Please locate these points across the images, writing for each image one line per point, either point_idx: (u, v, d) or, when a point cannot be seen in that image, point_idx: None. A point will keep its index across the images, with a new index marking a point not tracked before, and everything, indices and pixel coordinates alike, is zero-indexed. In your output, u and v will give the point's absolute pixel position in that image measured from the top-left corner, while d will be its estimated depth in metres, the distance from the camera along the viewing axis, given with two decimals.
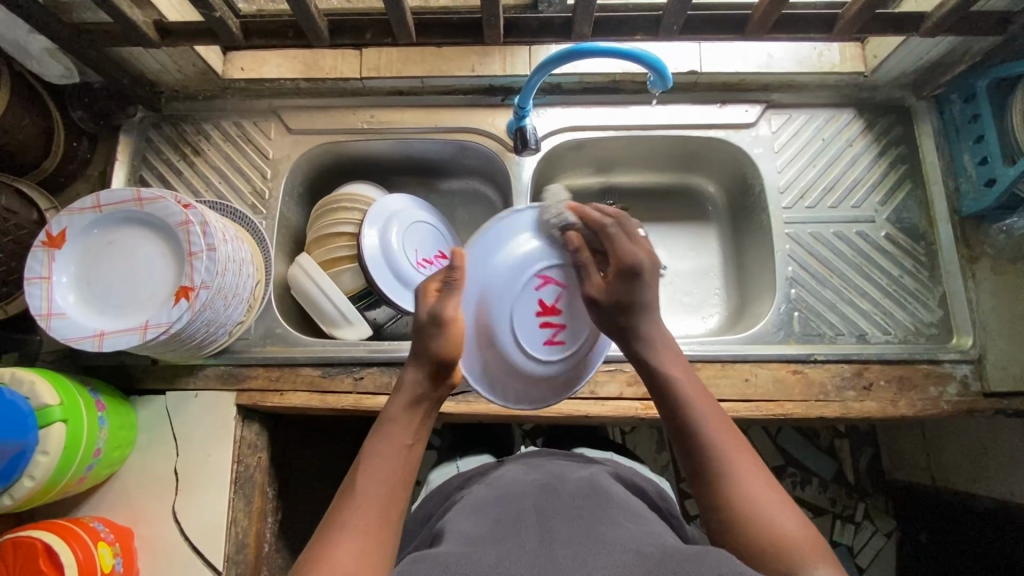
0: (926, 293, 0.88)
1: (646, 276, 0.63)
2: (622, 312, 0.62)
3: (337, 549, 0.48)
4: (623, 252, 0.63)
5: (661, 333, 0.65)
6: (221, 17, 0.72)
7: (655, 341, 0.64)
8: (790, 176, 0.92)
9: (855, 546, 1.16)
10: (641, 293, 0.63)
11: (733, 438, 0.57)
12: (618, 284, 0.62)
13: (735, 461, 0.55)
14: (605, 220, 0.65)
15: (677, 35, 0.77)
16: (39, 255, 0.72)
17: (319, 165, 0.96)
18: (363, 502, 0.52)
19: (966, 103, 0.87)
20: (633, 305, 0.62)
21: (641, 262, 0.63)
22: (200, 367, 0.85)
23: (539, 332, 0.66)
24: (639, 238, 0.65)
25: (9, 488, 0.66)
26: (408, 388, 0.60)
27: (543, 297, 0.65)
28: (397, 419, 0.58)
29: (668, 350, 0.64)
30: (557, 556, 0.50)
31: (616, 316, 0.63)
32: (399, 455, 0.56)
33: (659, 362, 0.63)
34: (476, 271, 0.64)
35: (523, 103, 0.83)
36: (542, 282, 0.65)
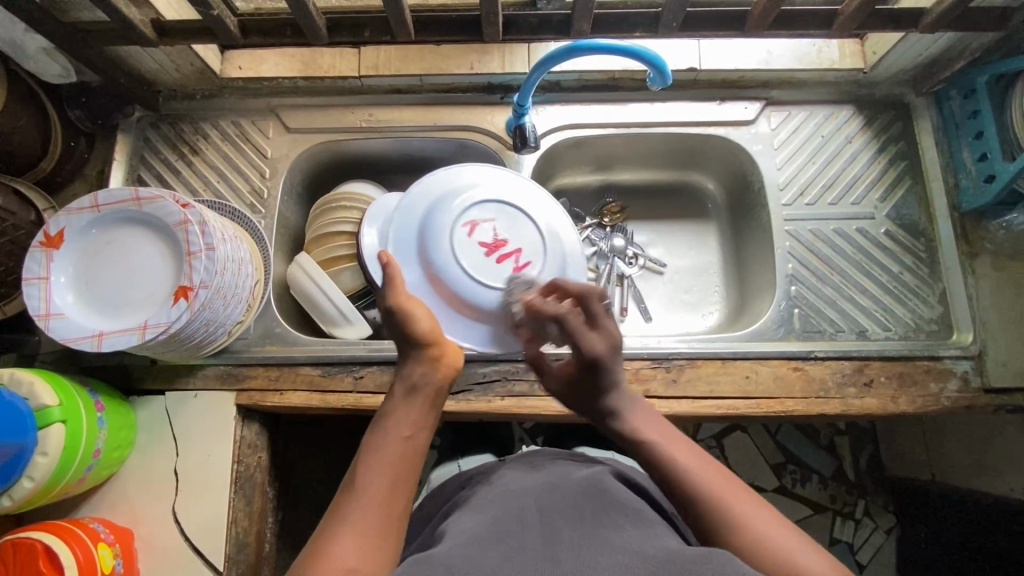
0: (926, 289, 0.88)
1: (608, 366, 0.67)
2: (590, 399, 0.68)
3: (340, 544, 0.48)
4: (578, 347, 0.67)
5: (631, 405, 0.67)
6: (218, 15, 0.71)
7: (625, 413, 0.66)
8: (790, 173, 0.92)
9: (855, 543, 1.16)
10: (605, 381, 0.67)
11: (724, 480, 0.57)
12: (581, 376, 0.68)
13: (736, 502, 0.54)
14: (560, 313, 0.69)
15: (677, 31, 0.77)
16: (37, 255, 0.72)
17: (318, 164, 0.96)
18: (366, 494, 0.52)
19: (966, 99, 0.86)
20: (600, 391, 0.67)
21: (602, 358, 0.66)
22: (199, 367, 0.85)
23: (499, 266, 0.81)
24: (602, 323, 0.68)
25: (8, 490, 0.65)
26: (403, 380, 0.63)
27: (481, 239, 0.82)
28: (397, 413, 0.60)
29: (637, 417, 0.65)
30: (560, 558, 0.50)
31: (589, 402, 0.69)
32: (399, 446, 0.57)
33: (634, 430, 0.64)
34: (412, 258, 0.82)
35: (522, 100, 0.83)
36: (470, 230, 0.82)
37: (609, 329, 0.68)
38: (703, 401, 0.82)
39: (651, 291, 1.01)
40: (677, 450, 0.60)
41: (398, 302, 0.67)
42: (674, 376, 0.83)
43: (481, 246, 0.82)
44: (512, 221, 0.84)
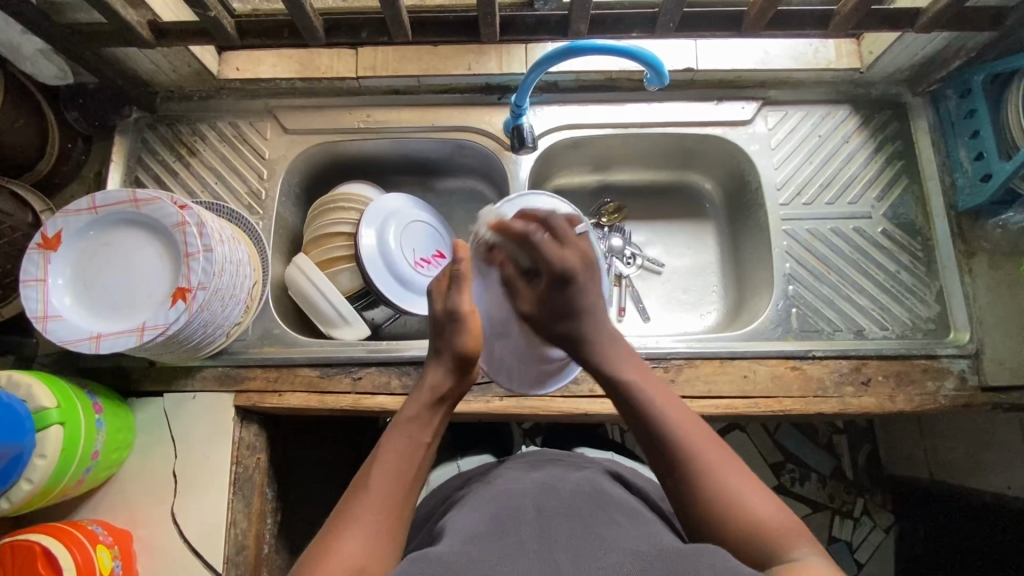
0: (923, 288, 0.88)
1: (579, 281, 0.69)
2: (559, 321, 0.69)
3: (343, 542, 0.50)
4: (550, 261, 0.68)
5: (607, 336, 0.68)
6: (215, 16, 0.71)
7: (604, 349, 0.67)
8: (787, 172, 0.92)
9: (854, 541, 1.16)
10: (576, 299, 0.68)
11: (693, 426, 0.58)
12: (553, 295, 0.68)
13: (703, 450, 0.56)
14: (528, 230, 0.70)
15: (675, 32, 0.77)
16: (34, 257, 0.71)
17: (316, 165, 0.96)
18: (378, 497, 0.54)
19: (962, 99, 0.86)
20: (573, 311, 0.68)
21: (570, 270, 0.68)
22: (198, 368, 0.85)
23: None
24: (568, 239, 0.70)
25: (7, 491, 0.65)
26: (431, 386, 0.63)
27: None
28: (419, 417, 0.61)
29: (617, 354, 0.66)
30: (557, 558, 0.50)
31: (558, 326, 0.69)
32: (415, 453, 0.58)
33: (614, 367, 0.65)
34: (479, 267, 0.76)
35: (520, 101, 0.83)
36: None
37: (576, 245, 0.70)
38: (702, 401, 0.82)
39: (649, 291, 1.01)
40: (654, 392, 0.61)
41: (460, 305, 0.66)
42: (672, 376, 0.83)
43: None
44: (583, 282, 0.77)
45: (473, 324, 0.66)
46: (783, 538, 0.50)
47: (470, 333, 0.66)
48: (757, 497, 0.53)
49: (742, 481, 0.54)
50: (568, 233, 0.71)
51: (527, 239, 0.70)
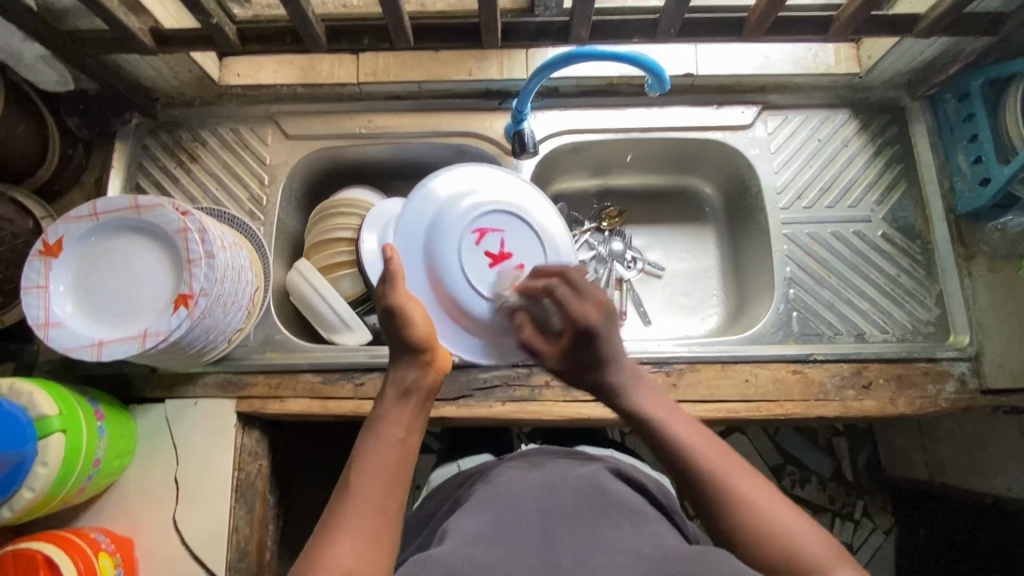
0: (923, 291, 0.88)
1: (605, 336, 0.68)
2: (586, 373, 0.69)
3: (337, 548, 0.50)
4: (575, 317, 0.69)
5: (632, 376, 0.68)
6: (218, 23, 0.72)
7: (626, 386, 0.67)
8: (787, 177, 0.93)
9: (854, 544, 1.16)
10: (602, 351, 0.68)
11: (722, 455, 0.57)
12: (575, 348, 0.70)
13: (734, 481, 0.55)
14: (552, 285, 0.73)
15: (675, 38, 0.77)
16: (36, 264, 0.71)
17: (316, 170, 0.96)
18: (362, 502, 0.53)
19: (960, 102, 0.87)
20: (597, 363, 0.68)
21: (594, 324, 0.68)
22: (200, 374, 0.85)
23: (496, 277, 0.80)
24: (592, 291, 0.71)
25: (8, 501, 0.65)
26: (395, 384, 0.64)
27: (486, 248, 0.80)
28: (389, 416, 0.61)
29: (637, 390, 0.66)
30: (559, 559, 0.50)
31: (586, 377, 0.70)
32: (393, 450, 0.58)
33: (635, 402, 0.65)
34: (415, 249, 0.79)
35: (520, 107, 0.83)
36: (479, 236, 0.80)
37: (596, 296, 0.71)
38: (705, 404, 0.82)
39: (650, 294, 1.02)
40: (676, 424, 0.61)
41: (398, 302, 0.66)
42: (674, 380, 0.83)
43: (486, 255, 0.80)
44: (519, 232, 0.82)
45: (418, 313, 0.67)
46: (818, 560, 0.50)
47: (417, 323, 0.66)
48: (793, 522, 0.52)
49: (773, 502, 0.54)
50: (586, 284, 0.72)
51: (551, 292, 0.73)
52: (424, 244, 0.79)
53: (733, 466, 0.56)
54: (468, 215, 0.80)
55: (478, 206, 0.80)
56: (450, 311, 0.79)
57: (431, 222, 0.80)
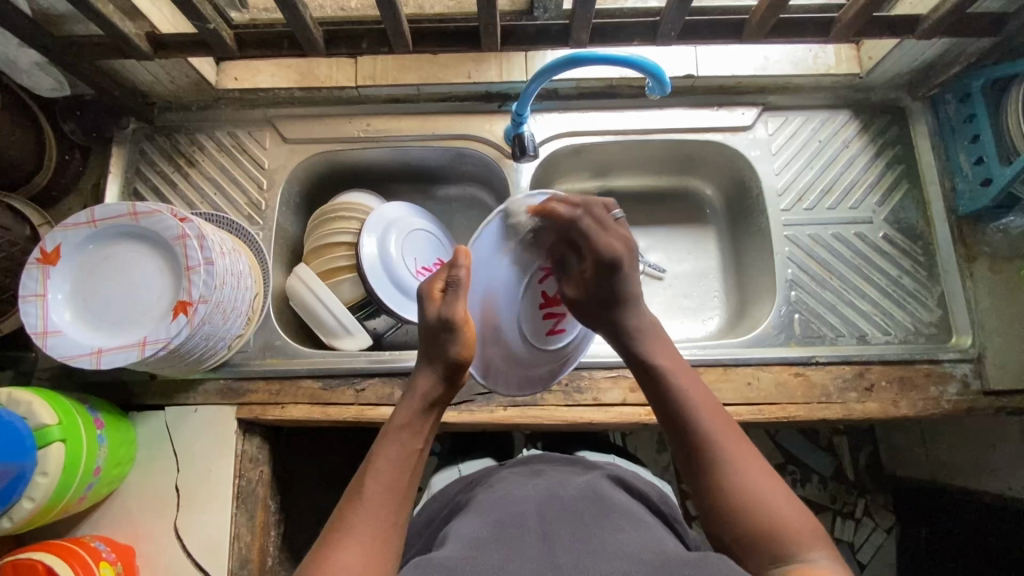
0: (925, 292, 0.88)
1: (628, 270, 0.68)
2: (607, 308, 0.68)
3: (341, 552, 0.50)
4: (602, 247, 0.67)
5: (643, 319, 0.69)
6: (214, 28, 0.71)
7: (642, 332, 0.68)
8: (788, 178, 0.92)
9: (856, 543, 1.16)
10: (621, 287, 0.68)
11: (721, 419, 0.60)
12: (597, 283, 0.68)
13: (731, 448, 0.57)
14: (576, 214, 0.67)
15: (676, 40, 0.77)
16: (33, 272, 0.71)
17: (315, 174, 0.95)
18: (372, 505, 0.54)
19: (961, 103, 0.87)
20: (615, 300, 0.68)
21: (620, 257, 0.67)
22: (200, 381, 0.84)
23: (542, 323, 0.73)
24: (613, 224, 0.69)
25: (8, 510, 0.65)
26: (423, 392, 0.62)
27: (546, 288, 0.73)
28: (410, 424, 0.60)
29: (652, 337, 0.68)
30: (560, 563, 0.50)
31: (604, 313, 0.69)
32: (409, 459, 0.58)
33: (650, 353, 0.66)
34: (480, 270, 0.68)
35: (520, 110, 0.83)
36: (545, 275, 0.72)
37: (620, 231, 0.68)
38: None
39: (651, 297, 1.01)
40: (684, 378, 0.63)
41: (456, 315, 0.62)
42: None
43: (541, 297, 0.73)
44: None
45: (470, 331, 0.63)
46: (797, 542, 0.51)
47: (467, 341, 0.62)
48: (782, 502, 0.54)
49: (766, 480, 0.55)
50: (615, 221, 0.69)
51: (575, 223, 0.67)
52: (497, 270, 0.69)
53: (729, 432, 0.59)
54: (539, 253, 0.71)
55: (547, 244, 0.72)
56: (491, 340, 0.70)
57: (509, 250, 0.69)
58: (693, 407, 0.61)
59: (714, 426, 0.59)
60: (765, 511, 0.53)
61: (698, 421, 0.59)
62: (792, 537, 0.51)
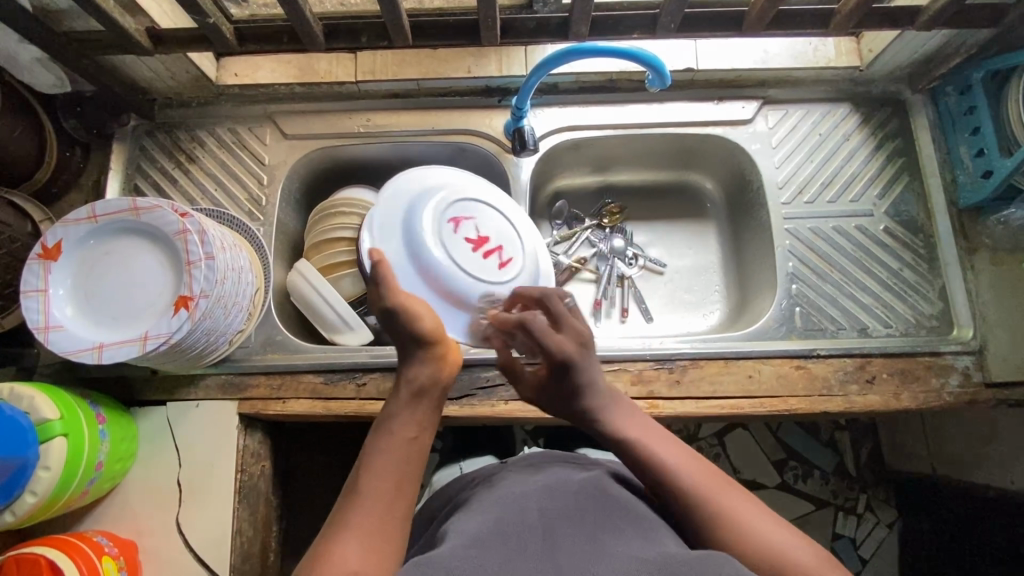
0: (926, 285, 0.88)
1: (579, 366, 0.68)
2: (567, 402, 0.69)
3: (340, 547, 0.50)
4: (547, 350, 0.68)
5: (605, 398, 0.69)
6: (215, 23, 0.71)
7: (602, 402, 0.68)
8: (788, 171, 0.92)
9: (857, 538, 1.16)
10: (571, 384, 0.68)
11: (705, 473, 0.60)
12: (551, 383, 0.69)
13: (723, 500, 0.58)
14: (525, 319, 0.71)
15: (675, 33, 0.77)
16: (35, 267, 0.71)
17: (315, 170, 0.96)
18: (370, 501, 0.53)
19: (961, 95, 0.86)
20: (573, 394, 0.68)
21: (569, 358, 0.67)
22: (201, 376, 0.84)
23: (487, 262, 0.77)
24: (565, 325, 0.70)
25: (11, 505, 0.65)
26: (407, 380, 0.62)
27: (466, 235, 0.77)
28: (401, 412, 0.61)
29: (614, 407, 0.68)
30: (560, 563, 0.50)
31: (562, 408, 0.70)
32: (404, 451, 0.58)
33: (615, 423, 0.66)
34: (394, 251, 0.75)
35: (520, 104, 0.83)
36: (455, 225, 0.77)
37: (572, 326, 0.71)
38: (707, 401, 0.82)
39: (652, 291, 1.01)
40: (655, 442, 0.63)
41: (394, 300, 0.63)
42: (677, 377, 0.83)
43: (468, 242, 0.77)
44: (494, 217, 0.80)
45: (414, 305, 0.63)
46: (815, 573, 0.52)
47: (417, 316, 0.63)
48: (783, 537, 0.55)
49: (759, 516, 0.57)
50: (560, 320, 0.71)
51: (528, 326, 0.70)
52: (407, 248, 0.75)
53: (716, 483, 0.60)
54: (443, 204, 0.77)
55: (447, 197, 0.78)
56: (452, 301, 0.75)
57: (408, 217, 0.76)
58: (675, 468, 0.60)
59: (702, 482, 0.59)
60: (775, 552, 0.54)
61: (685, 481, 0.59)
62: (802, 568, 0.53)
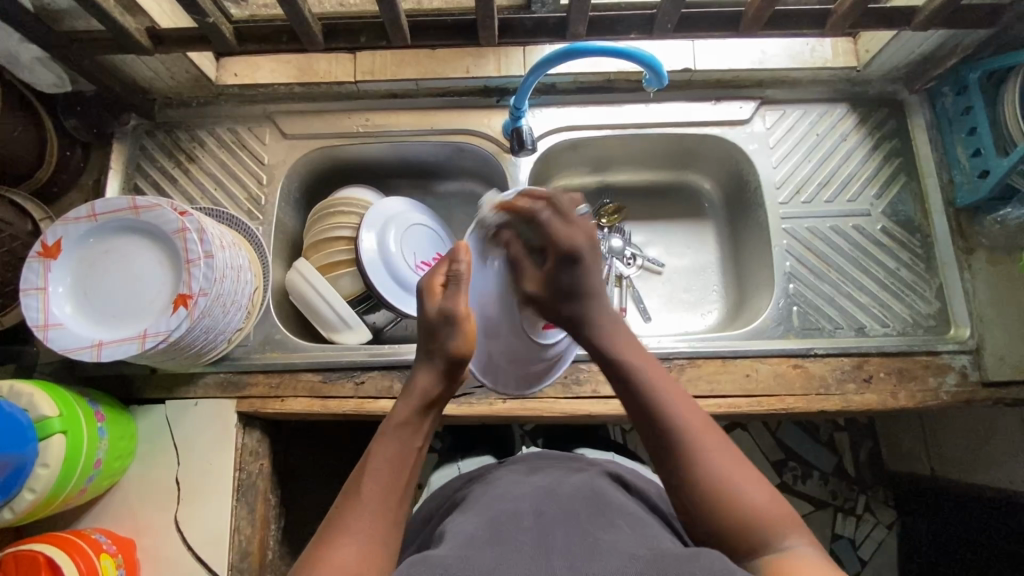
0: (923, 284, 0.88)
1: (588, 260, 0.68)
2: (569, 299, 0.68)
3: (334, 551, 0.50)
4: (561, 239, 0.67)
5: (607, 313, 0.68)
6: (214, 23, 0.72)
7: (604, 328, 0.67)
8: (785, 171, 0.92)
9: (856, 538, 1.16)
10: (584, 280, 0.68)
11: (692, 412, 0.59)
12: (558, 275, 0.68)
13: (704, 441, 0.57)
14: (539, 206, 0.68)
15: (672, 32, 0.77)
16: (34, 265, 0.71)
17: (314, 170, 0.96)
18: (368, 506, 0.53)
19: (958, 95, 0.87)
20: (576, 292, 0.68)
21: (580, 248, 0.68)
22: (200, 375, 0.85)
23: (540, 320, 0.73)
24: (579, 219, 0.70)
25: (10, 502, 0.65)
26: (422, 390, 0.62)
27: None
28: (409, 421, 0.60)
29: (617, 333, 0.67)
30: (554, 561, 0.50)
31: (562, 309, 0.68)
32: (406, 460, 0.58)
33: (615, 348, 0.65)
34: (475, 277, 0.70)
35: (518, 104, 0.83)
36: None
37: (584, 222, 0.70)
38: (705, 400, 0.82)
39: (650, 291, 1.02)
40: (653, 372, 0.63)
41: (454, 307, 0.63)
42: (675, 376, 0.83)
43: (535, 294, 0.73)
44: None
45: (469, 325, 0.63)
46: (775, 529, 0.52)
47: (465, 335, 0.63)
48: (757, 491, 0.54)
49: (736, 468, 0.55)
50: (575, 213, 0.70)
51: (536, 216, 0.68)
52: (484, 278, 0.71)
53: (702, 425, 0.58)
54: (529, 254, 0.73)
55: None
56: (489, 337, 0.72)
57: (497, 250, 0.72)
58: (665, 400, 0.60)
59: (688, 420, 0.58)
60: (736, 500, 0.53)
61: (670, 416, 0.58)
62: (769, 524, 0.52)
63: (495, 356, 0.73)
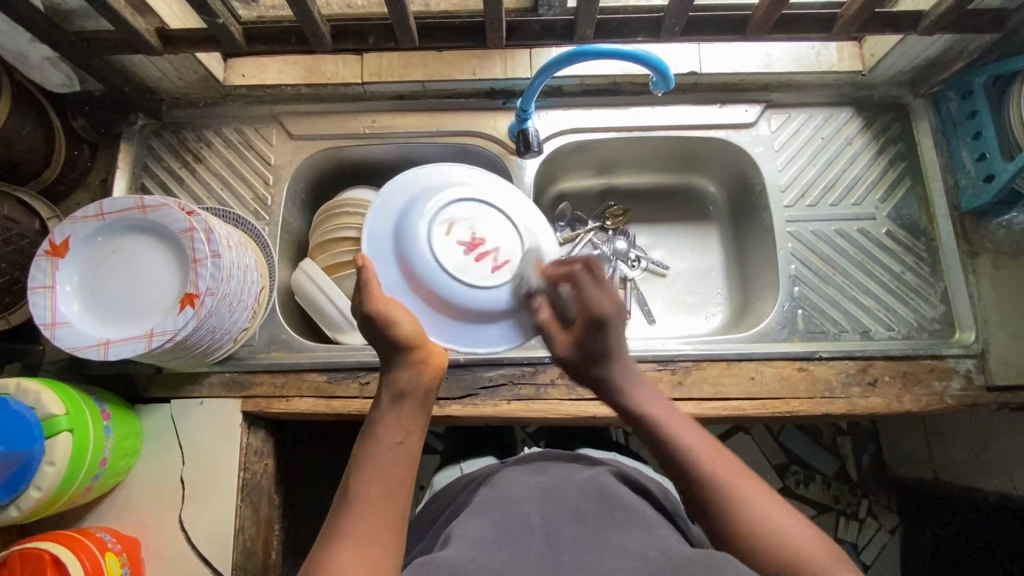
0: (928, 288, 0.88)
1: (616, 326, 0.66)
2: (595, 365, 0.67)
3: (336, 561, 0.49)
4: (589, 304, 0.66)
5: (631, 372, 0.66)
6: (224, 23, 0.72)
7: (627, 384, 0.65)
8: (791, 175, 0.93)
9: (859, 543, 1.15)
10: (609, 343, 0.66)
11: (721, 459, 0.58)
12: (586, 339, 0.67)
13: (739, 487, 0.55)
14: (574, 267, 0.68)
15: (679, 35, 0.77)
16: (42, 264, 0.71)
17: (320, 171, 0.96)
18: (359, 511, 0.52)
19: (963, 100, 0.87)
20: (603, 354, 0.66)
21: (607, 314, 0.65)
22: (205, 374, 0.85)
23: (477, 266, 0.72)
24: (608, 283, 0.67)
25: (17, 499, 0.65)
26: (388, 387, 0.61)
27: (460, 238, 0.72)
28: (385, 419, 0.58)
29: (638, 388, 0.65)
30: (563, 560, 0.50)
31: (587, 370, 0.68)
32: (389, 457, 0.56)
33: (636, 401, 0.64)
34: (385, 253, 0.72)
35: (526, 105, 0.84)
36: (449, 228, 0.72)
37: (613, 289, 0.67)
38: (709, 402, 0.82)
39: (654, 293, 1.02)
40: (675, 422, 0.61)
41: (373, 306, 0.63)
42: (680, 378, 0.83)
43: (459, 245, 0.72)
44: (496, 222, 0.74)
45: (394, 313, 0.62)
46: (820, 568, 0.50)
47: (393, 323, 0.62)
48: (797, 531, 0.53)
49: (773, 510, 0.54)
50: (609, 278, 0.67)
51: (572, 279, 0.68)
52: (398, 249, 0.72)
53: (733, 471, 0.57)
54: (437, 207, 0.73)
55: (442, 199, 0.73)
56: (438, 306, 0.72)
57: (402, 219, 0.73)
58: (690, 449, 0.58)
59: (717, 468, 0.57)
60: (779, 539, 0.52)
61: (700, 466, 0.57)
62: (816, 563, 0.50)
63: (467, 318, 0.72)
